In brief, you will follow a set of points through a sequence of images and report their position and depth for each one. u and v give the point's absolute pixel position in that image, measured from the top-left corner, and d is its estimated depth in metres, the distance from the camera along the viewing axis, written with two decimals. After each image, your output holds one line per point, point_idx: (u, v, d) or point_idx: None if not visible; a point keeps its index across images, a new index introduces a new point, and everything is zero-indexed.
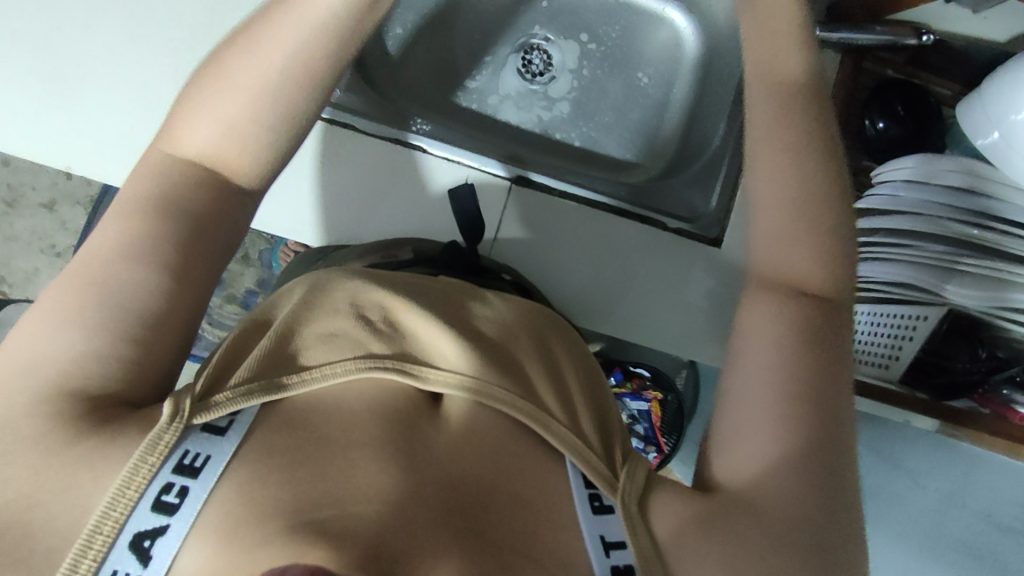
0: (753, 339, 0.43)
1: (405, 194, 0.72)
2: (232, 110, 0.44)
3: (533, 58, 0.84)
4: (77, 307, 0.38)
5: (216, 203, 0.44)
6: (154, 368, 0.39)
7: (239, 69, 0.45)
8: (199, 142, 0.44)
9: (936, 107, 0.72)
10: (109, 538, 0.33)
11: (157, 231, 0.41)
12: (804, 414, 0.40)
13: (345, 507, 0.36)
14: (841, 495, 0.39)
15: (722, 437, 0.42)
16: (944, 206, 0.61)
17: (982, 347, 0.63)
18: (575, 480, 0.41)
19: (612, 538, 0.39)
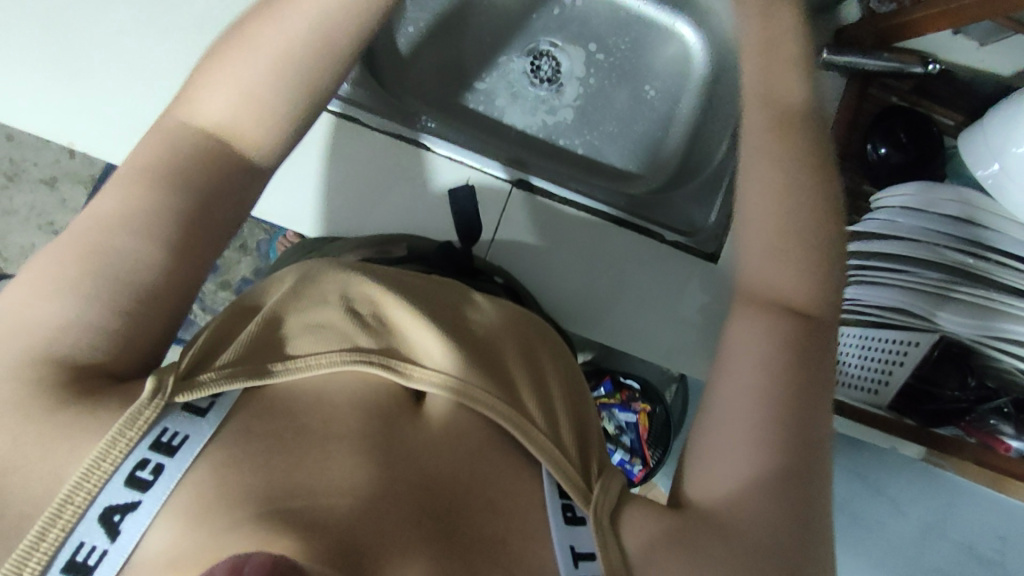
0: (737, 353, 0.42)
1: (405, 190, 0.72)
2: (244, 73, 0.42)
3: (542, 64, 0.84)
4: (66, 276, 0.37)
5: (224, 176, 0.42)
6: (140, 344, 0.39)
7: (258, 34, 0.43)
8: (211, 110, 0.43)
9: (939, 137, 0.71)
10: (78, 509, 0.33)
11: (155, 205, 0.40)
12: (790, 438, 0.40)
13: (317, 499, 0.35)
14: (817, 520, 0.39)
15: (698, 452, 0.42)
16: (941, 234, 0.61)
17: (972, 375, 0.62)
18: (550, 489, 0.41)
19: (580, 550, 0.39)
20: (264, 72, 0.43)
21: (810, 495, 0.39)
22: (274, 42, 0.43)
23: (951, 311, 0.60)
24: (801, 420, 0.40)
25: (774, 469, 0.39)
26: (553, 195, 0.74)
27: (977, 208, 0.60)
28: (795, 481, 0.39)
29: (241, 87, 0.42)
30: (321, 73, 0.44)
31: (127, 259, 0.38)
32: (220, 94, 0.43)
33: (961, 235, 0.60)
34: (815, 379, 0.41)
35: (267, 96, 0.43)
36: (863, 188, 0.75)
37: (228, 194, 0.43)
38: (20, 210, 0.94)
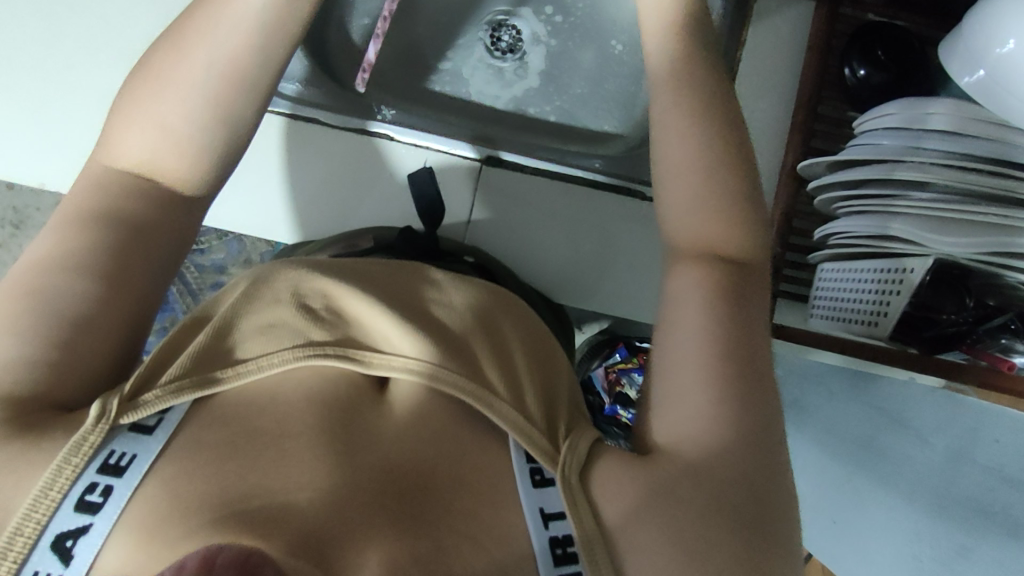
0: (683, 298, 0.41)
1: (369, 185, 0.71)
2: (156, 107, 0.43)
3: (501, 34, 0.82)
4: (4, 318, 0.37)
5: (157, 203, 0.43)
6: (83, 371, 0.39)
7: (168, 68, 0.44)
8: (132, 151, 0.43)
9: (919, 47, 0.68)
10: (30, 539, 0.33)
11: (84, 236, 0.40)
12: (744, 374, 0.39)
13: (277, 496, 0.35)
14: (778, 456, 0.38)
15: (663, 402, 0.40)
16: (929, 150, 0.56)
17: (970, 295, 0.59)
18: (517, 457, 0.40)
19: (551, 509, 0.38)
20: (175, 99, 0.43)
21: (771, 432, 0.39)
22: (192, 70, 0.43)
23: (947, 232, 0.54)
24: (752, 360, 0.39)
25: (736, 411, 0.38)
26: (524, 167, 0.73)
27: (968, 114, 0.55)
28: (756, 420, 0.38)
29: (158, 122, 0.43)
30: (234, 95, 0.44)
31: (61, 289, 0.38)
32: (135, 135, 0.43)
33: (952, 149, 0.55)
34: (756, 315, 0.41)
35: (174, 117, 0.43)
36: (847, 115, 0.71)
37: (166, 215, 0.43)
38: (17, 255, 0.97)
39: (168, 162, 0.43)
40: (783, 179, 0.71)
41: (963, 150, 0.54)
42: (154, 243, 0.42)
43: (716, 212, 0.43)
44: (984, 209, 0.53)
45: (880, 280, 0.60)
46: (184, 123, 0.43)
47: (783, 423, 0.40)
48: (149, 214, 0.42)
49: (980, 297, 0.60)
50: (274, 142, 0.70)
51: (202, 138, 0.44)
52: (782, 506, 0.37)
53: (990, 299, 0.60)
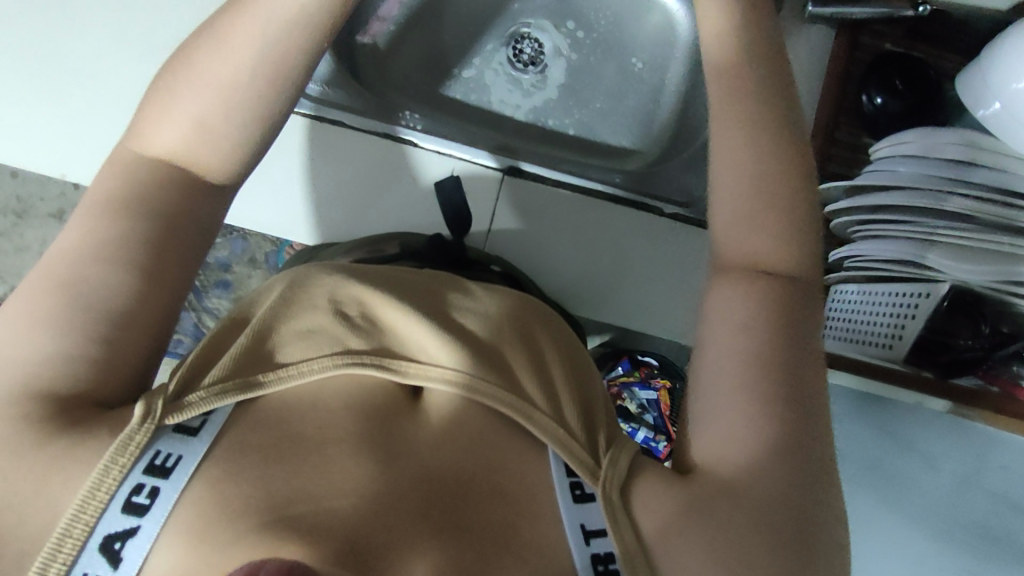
0: (721, 321, 0.42)
1: (389, 189, 0.72)
2: (190, 102, 0.43)
3: (523, 47, 0.82)
4: (46, 312, 0.37)
5: (190, 201, 0.43)
6: (119, 370, 0.39)
7: (205, 65, 0.43)
8: (165, 143, 0.43)
9: (936, 79, 0.69)
10: (78, 540, 0.33)
11: (116, 228, 0.40)
12: (786, 395, 0.39)
13: (320, 502, 0.36)
14: (821, 475, 0.39)
15: (701, 421, 0.41)
16: (943, 179, 0.57)
17: (985, 322, 0.61)
18: (556, 470, 0.40)
19: (591, 526, 0.39)
20: (211, 98, 0.43)
21: (812, 453, 0.39)
22: (233, 67, 0.43)
23: (963, 261, 0.56)
24: (796, 380, 0.40)
25: (775, 432, 0.38)
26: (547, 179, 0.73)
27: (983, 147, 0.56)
28: (797, 443, 0.38)
29: (193, 118, 0.43)
30: (274, 96, 0.44)
31: (97, 285, 0.38)
32: (169, 129, 0.43)
33: (966, 179, 0.56)
34: (799, 334, 0.41)
35: (209, 113, 0.43)
36: (861, 140, 0.72)
37: (197, 213, 0.43)
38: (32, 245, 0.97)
39: (203, 155, 0.44)
40: None
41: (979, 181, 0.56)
42: (184, 242, 0.42)
43: (752, 246, 0.43)
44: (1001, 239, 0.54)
45: (893, 304, 0.62)
46: (216, 116, 0.43)
47: (825, 444, 0.40)
48: (180, 211, 0.42)
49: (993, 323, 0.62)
50: (297, 142, 0.70)
51: (239, 134, 0.44)
52: (821, 526, 0.38)
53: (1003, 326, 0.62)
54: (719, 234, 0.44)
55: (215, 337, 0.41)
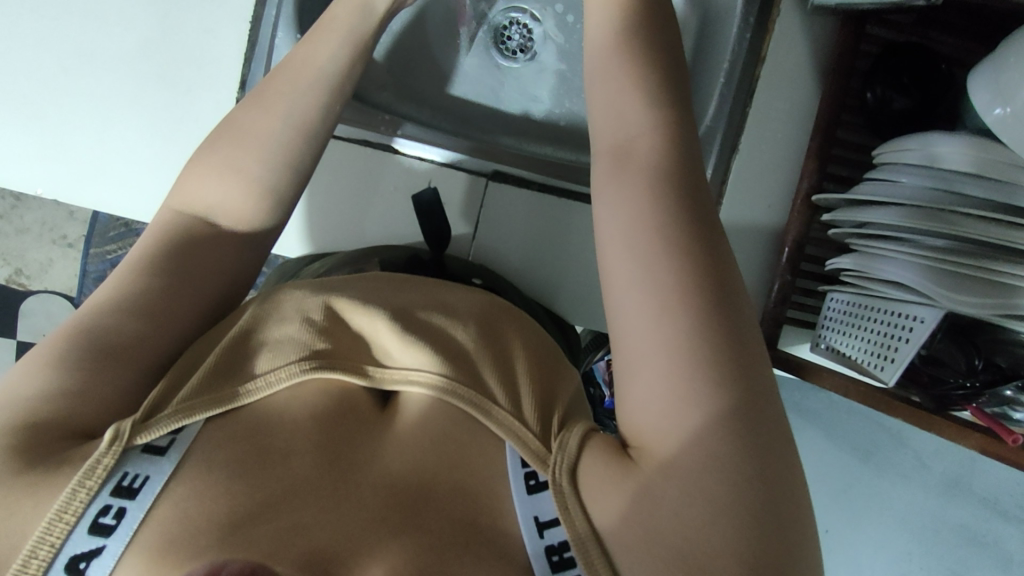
0: (625, 279, 0.38)
1: (386, 199, 0.71)
2: (231, 153, 0.46)
3: (511, 33, 0.78)
4: (57, 351, 0.38)
5: (213, 241, 0.45)
6: (110, 399, 0.38)
7: (245, 121, 0.47)
8: (210, 199, 0.45)
9: (948, 73, 0.67)
10: (43, 562, 0.32)
11: (133, 279, 0.42)
12: (718, 346, 0.36)
13: (275, 519, 0.35)
14: (780, 444, 0.35)
15: (636, 399, 0.37)
16: (949, 194, 0.56)
17: (978, 356, 0.58)
18: (512, 461, 0.39)
19: (545, 517, 0.37)
20: (252, 153, 0.46)
21: (765, 422, 0.35)
22: (274, 123, 0.47)
23: (958, 286, 0.54)
24: (730, 344, 0.36)
25: (718, 405, 0.34)
26: (533, 184, 0.73)
27: (989, 162, 0.54)
28: (746, 414, 0.35)
29: (237, 170, 0.46)
30: (302, 142, 0.47)
31: (110, 326, 0.40)
32: (212, 183, 0.45)
33: (967, 193, 0.55)
34: (720, 272, 0.38)
35: (247, 164, 0.46)
36: (864, 141, 0.71)
37: (215, 252, 0.44)
38: (32, 227, 1.02)
39: (234, 206, 0.45)
40: (796, 205, 0.70)
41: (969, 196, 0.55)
42: (202, 283, 0.44)
43: (709, 221, 0.40)
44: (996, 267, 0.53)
45: (891, 324, 0.60)
46: (248, 160, 0.46)
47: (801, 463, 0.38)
48: (187, 249, 0.44)
49: (987, 357, 0.59)
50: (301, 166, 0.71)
51: (268, 178, 0.46)
52: (788, 499, 0.34)
53: (999, 359, 0.58)
54: (617, 200, 0.41)
55: (194, 353, 0.41)
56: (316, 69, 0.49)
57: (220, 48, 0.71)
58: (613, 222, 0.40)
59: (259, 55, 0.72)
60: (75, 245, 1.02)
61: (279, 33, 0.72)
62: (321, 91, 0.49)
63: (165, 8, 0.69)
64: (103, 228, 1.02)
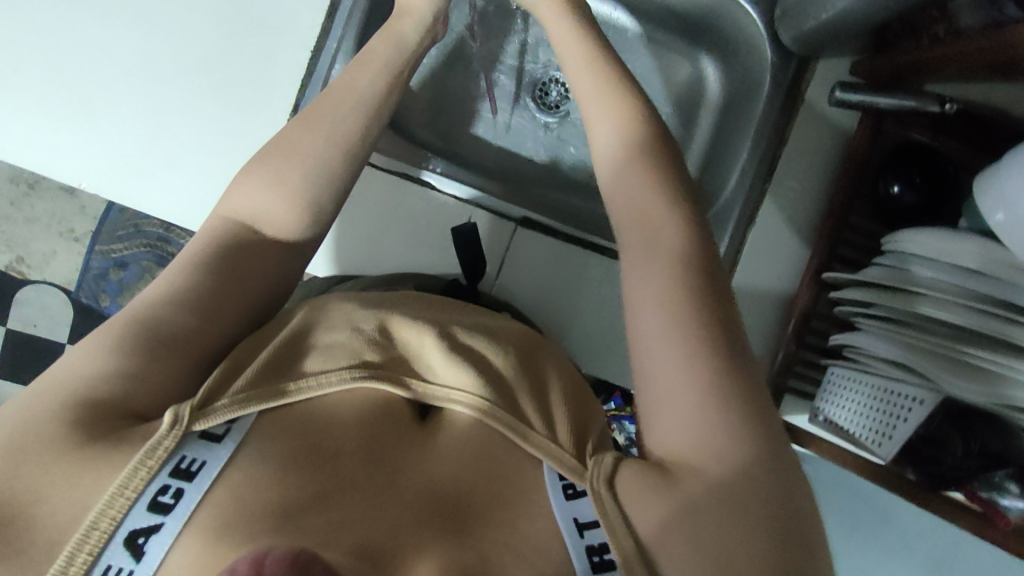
0: (660, 325, 0.42)
1: (417, 229, 0.73)
2: (282, 165, 0.48)
3: (550, 90, 0.84)
4: (116, 337, 0.40)
5: (261, 249, 0.47)
6: (165, 387, 0.40)
7: (295, 137, 0.49)
8: (258, 207, 0.48)
9: (955, 176, 0.71)
10: (105, 534, 0.34)
11: (189, 275, 0.43)
12: (742, 392, 0.41)
13: (330, 512, 0.37)
14: (795, 479, 0.40)
15: (669, 430, 0.41)
16: (958, 286, 0.59)
17: (975, 441, 0.62)
18: (550, 475, 0.42)
19: (585, 518, 0.40)
20: (297, 166, 0.48)
21: (783, 461, 0.40)
22: (319, 139, 0.49)
23: (956, 374, 0.57)
24: (750, 394, 0.41)
25: (747, 442, 0.39)
26: (558, 233, 0.75)
27: (992, 259, 0.57)
28: (769, 453, 0.39)
29: (284, 183, 0.48)
30: (343, 162, 0.50)
31: (163, 318, 0.41)
32: (259, 193, 0.48)
33: (974, 287, 0.58)
34: (728, 326, 0.43)
35: (296, 176, 0.48)
36: (876, 227, 0.75)
37: (263, 257, 0.47)
38: (41, 217, 0.95)
39: (277, 216, 0.48)
40: (805, 281, 0.74)
41: (983, 292, 0.57)
42: (251, 285, 0.46)
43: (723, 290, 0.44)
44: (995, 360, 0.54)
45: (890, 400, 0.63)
46: (290, 172, 0.48)
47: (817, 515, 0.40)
48: (238, 254, 0.46)
49: (983, 442, 0.62)
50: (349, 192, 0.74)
51: (315, 192, 0.48)
52: (805, 530, 0.38)
53: (992, 445, 0.62)
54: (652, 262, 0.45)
55: (241, 348, 0.43)
56: (368, 99, 0.52)
57: (275, 70, 0.73)
58: (645, 278, 0.45)
59: (316, 80, 0.74)
60: (82, 240, 0.95)
61: (336, 64, 0.75)
62: (366, 116, 0.52)
63: (225, 26, 0.72)
64: (114, 226, 0.95)
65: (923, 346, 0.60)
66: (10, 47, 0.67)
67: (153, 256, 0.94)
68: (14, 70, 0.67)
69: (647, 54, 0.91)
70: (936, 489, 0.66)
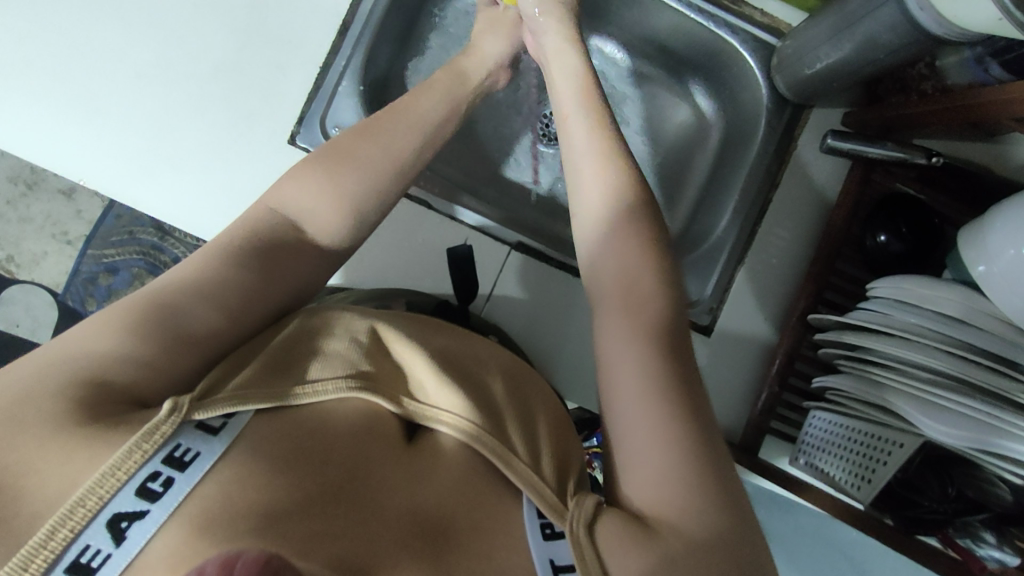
0: (649, 383, 0.44)
1: (415, 247, 0.74)
2: (338, 172, 0.50)
3: (551, 123, 0.88)
4: (133, 321, 0.40)
5: (298, 250, 0.48)
6: (169, 376, 0.40)
7: (352, 149, 0.51)
8: (299, 206, 0.49)
9: (940, 228, 0.73)
10: (89, 513, 0.34)
11: (215, 266, 0.44)
12: (711, 459, 0.43)
13: (310, 523, 0.37)
14: (754, 543, 0.41)
15: (649, 476, 0.42)
16: (937, 333, 0.60)
17: (952, 484, 0.63)
18: (529, 514, 0.42)
19: (560, 562, 0.40)
20: (355, 176, 0.50)
21: (746, 529, 0.41)
22: (372, 159, 0.52)
23: (937, 419, 0.57)
24: (719, 464, 0.43)
25: (717, 507, 0.41)
26: (552, 258, 0.76)
27: (972, 311, 0.59)
28: (734, 521, 0.41)
29: (335, 189, 0.50)
30: (387, 181, 0.52)
31: (186, 309, 0.42)
32: (309, 192, 0.49)
33: (955, 335, 0.59)
34: (696, 392, 0.46)
35: (350, 187, 0.50)
36: (862, 274, 0.76)
37: (294, 265, 0.48)
38: (36, 219, 0.95)
39: (322, 217, 0.49)
40: (791, 321, 0.75)
41: (965, 340, 0.59)
42: (279, 286, 0.46)
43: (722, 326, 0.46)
44: (982, 407, 0.55)
45: (870, 449, 0.64)
46: (350, 179, 0.50)
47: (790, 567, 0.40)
48: (272, 254, 0.47)
49: (961, 488, 0.63)
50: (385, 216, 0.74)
51: (359, 201, 0.50)
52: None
53: (969, 491, 0.63)
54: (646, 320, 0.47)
55: (247, 348, 0.44)
56: (396, 122, 0.55)
57: (290, 85, 0.74)
58: (638, 333, 0.47)
59: (323, 94, 0.75)
60: (74, 243, 0.95)
61: (343, 84, 0.76)
62: (393, 138, 0.53)
63: (246, 41, 0.74)
64: (108, 232, 0.94)
65: (906, 390, 0.61)
66: (27, 43, 0.69)
67: (145, 263, 0.93)
68: (26, 64, 0.68)
69: (651, 95, 0.93)
70: (910, 534, 0.66)
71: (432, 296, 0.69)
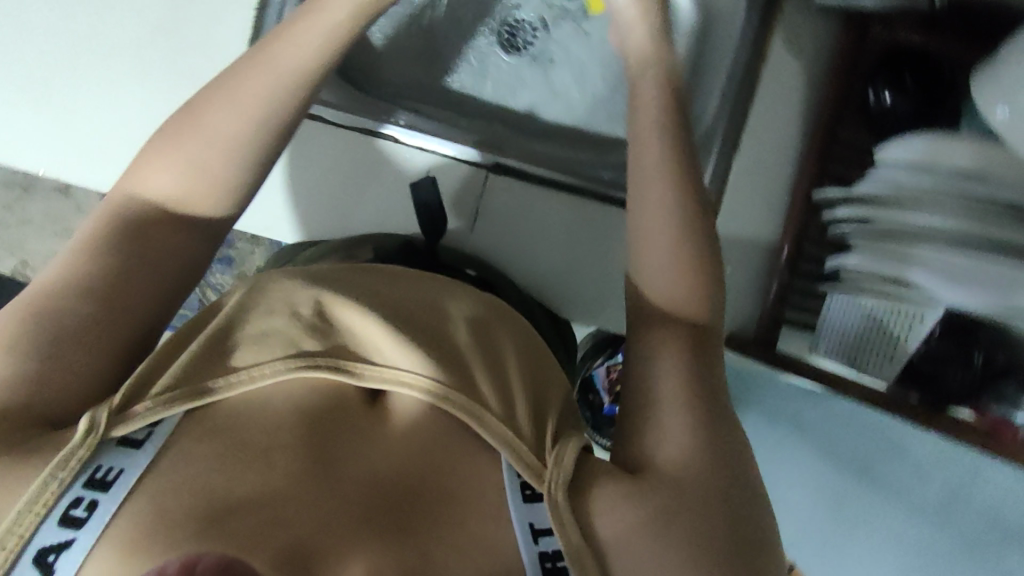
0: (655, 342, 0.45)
1: (375, 188, 0.70)
2: (189, 148, 0.45)
3: (518, 29, 0.74)
4: (14, 337, 0.39)
5: (163, 227, 0.44)
6: (72, 386, 0.40)
7: (204, 113, 0.45)
8: (165, 187, 0.45)
9: (951, 75, 0.66)
10: (12, 553, 0.34)
11: (84, 258, 0.42)
12: (711, 411, 0.42)
13: (273, 510, 0.37)
14: (752, 495, 0.41)
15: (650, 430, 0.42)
16: (959, 197, 0.53)
17: (977, 350, 0.60)
18: (508, 476, 0.40)
19: (540, 525, 0.39)
20: (213, 149, 0.45)
21: (741, 479, 0.41)
22: (223, 120, 0.45)
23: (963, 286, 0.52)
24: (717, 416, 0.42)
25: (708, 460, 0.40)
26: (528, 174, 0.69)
27: (991, 161, 0.53)
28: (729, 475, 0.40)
29: (191, 166, 0.45)
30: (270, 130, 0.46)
31: (66, 311, 0.40)
32: (166, 171, 0.45)
33: (976, 195, 0.53)
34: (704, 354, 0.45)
35: (195, 153, 0.45)
36: (868, 142, 0.68)
37: (168, 237, 0.44)
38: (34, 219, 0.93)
39: (193, 197, 0.45)
40: (795, 204, 0.68)
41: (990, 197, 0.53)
42: (161, 266, 0.44)
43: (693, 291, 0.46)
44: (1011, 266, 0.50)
45: (896, 318, 0.59)
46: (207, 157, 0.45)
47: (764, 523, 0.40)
48: (140, 234, 0.43)
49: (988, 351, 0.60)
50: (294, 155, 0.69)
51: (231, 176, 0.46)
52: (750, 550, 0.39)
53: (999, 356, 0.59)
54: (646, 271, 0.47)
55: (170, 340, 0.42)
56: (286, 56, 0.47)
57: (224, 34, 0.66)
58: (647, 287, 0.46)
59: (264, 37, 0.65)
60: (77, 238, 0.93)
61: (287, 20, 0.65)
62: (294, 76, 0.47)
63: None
64: None
65: (889, 255, 0.56)
66: None
67: None
68: None
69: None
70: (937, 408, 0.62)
71: (398, 236, 0.66)
